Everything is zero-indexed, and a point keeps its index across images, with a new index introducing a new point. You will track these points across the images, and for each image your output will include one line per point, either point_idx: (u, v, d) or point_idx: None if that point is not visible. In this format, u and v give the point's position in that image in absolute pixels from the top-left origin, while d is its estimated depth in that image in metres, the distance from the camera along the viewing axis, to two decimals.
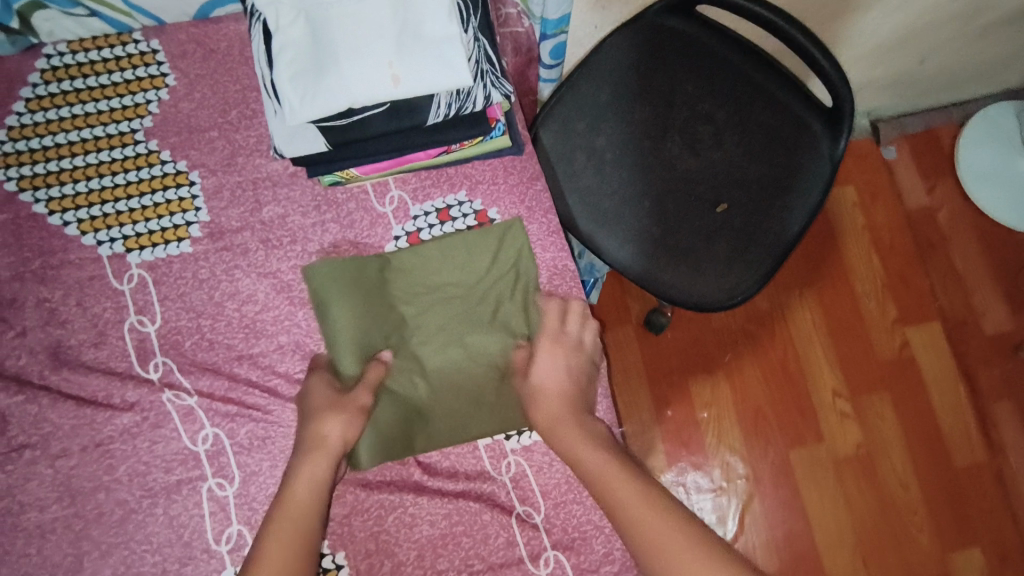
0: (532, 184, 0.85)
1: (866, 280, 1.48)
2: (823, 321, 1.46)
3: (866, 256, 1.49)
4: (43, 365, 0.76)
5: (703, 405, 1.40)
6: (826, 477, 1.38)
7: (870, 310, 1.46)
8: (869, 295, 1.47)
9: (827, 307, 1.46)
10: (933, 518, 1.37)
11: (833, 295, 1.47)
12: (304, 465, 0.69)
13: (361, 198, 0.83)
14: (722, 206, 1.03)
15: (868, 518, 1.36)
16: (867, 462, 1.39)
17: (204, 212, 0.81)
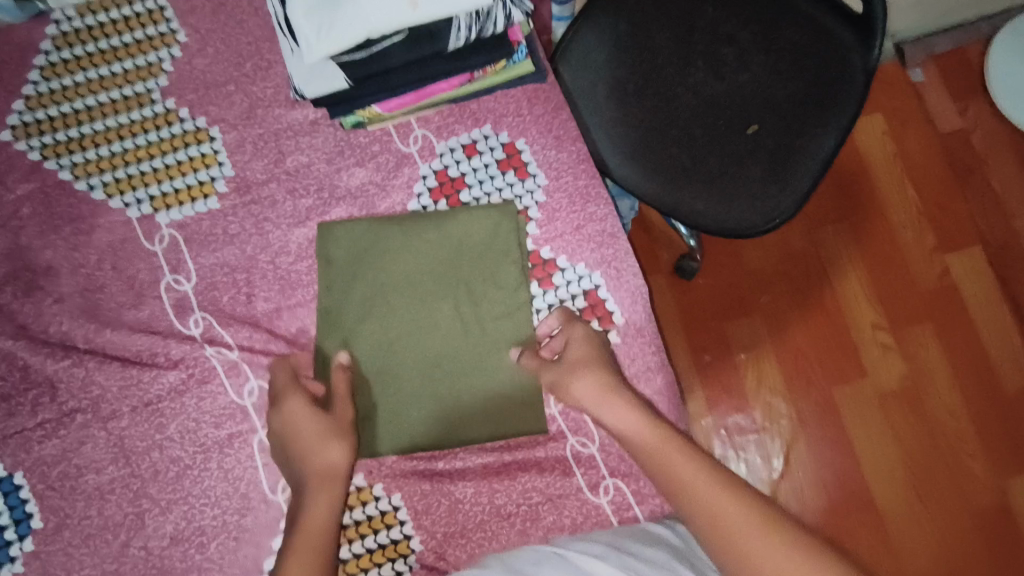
0: (558, 112, 0.83)
1: (900, 208, 1.37)
2: (858, 252, 1.35)
3: (898, 184, 1.38)
4: (85, 330, 0.76)
5: (741, 346, 1.30)
6: (872, 414, 1.27)
7: (907, 240, 1.35)
8: (904, 225, 1.36)
9: (861, 236, 1.36)
10: (987, 448, 1.25)
11: (866, 225, 1.36)
12: (320, 499, 0.63)
13: (385, 140, 0.81)
14: (753, 127, 0.98)
15: (918, 453, 1.25)
16: (912, 396, 1.28)
17: (228, 166, 0.80)
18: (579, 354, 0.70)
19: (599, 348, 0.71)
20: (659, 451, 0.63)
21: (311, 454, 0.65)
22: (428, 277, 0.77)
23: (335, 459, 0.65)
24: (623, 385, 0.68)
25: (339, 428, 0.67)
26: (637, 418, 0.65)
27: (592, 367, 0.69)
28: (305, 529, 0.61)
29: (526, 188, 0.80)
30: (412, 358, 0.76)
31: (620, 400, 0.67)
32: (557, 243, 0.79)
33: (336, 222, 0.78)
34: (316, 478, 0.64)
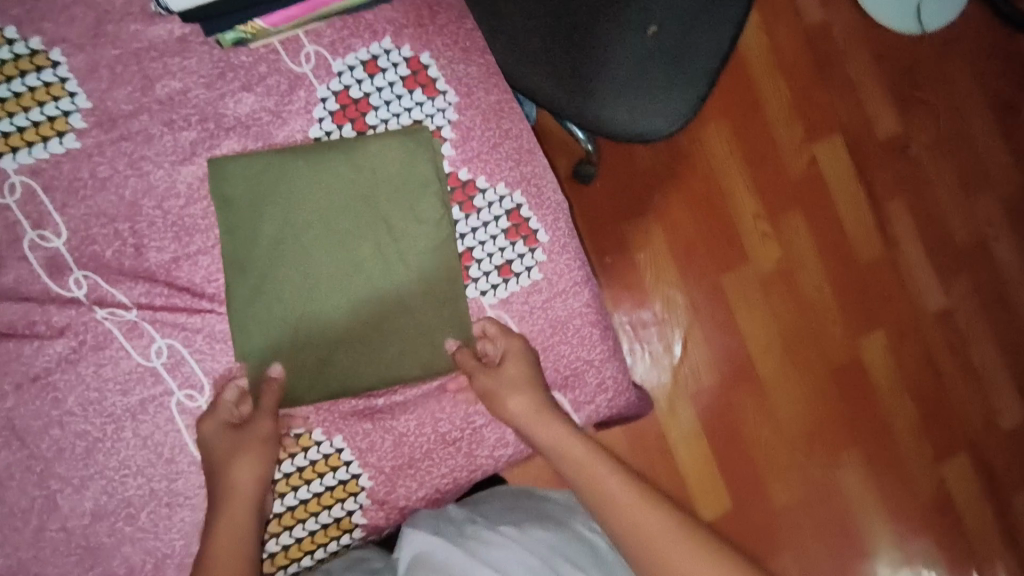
0: (461, 22, 0.78)
1: (774, 103, 1.39)
2: (737, 147, 1.38)
3: (772, 79, 1.40)
4: None
5: (638, 246, 1.34)
6: (753, 295, 1.37)
7: (780, 131, 1.39)
8: (779, 118, 1.39)
9: (739, 131, 1.38)
10: (846, 315, 1.39)
11: (744, 119, 1.38)
12: (225, 525, 0.64)
13: (272, 59, 0.72)
14: None
15: (790, 321, 1.37)
16: (785, 275, 1.38)
17: (83, 97, 0.68)
18: (512, 373, 0.71)
19: (528, 367, 0.72)
20: (590, 470, 0.67)
21: (222, 474, 0.66)
22: (343, 213, 0.73)
23: (246, 479, 0.66)
24: (552, 405, 0.71)
25: (244, 444, 0.66)
26: (570, 438, 0.69)
27: (523, 377, 0.71)
28: (215, 554, 0.62)
29: (436, 106, 0.76)
30: (330, 297, 0.72)
31: (554, 421, 0.70)
32: (475, 163, 0.76)
33: (227, 158, 0.70)
34: (231, 498, 0.65)
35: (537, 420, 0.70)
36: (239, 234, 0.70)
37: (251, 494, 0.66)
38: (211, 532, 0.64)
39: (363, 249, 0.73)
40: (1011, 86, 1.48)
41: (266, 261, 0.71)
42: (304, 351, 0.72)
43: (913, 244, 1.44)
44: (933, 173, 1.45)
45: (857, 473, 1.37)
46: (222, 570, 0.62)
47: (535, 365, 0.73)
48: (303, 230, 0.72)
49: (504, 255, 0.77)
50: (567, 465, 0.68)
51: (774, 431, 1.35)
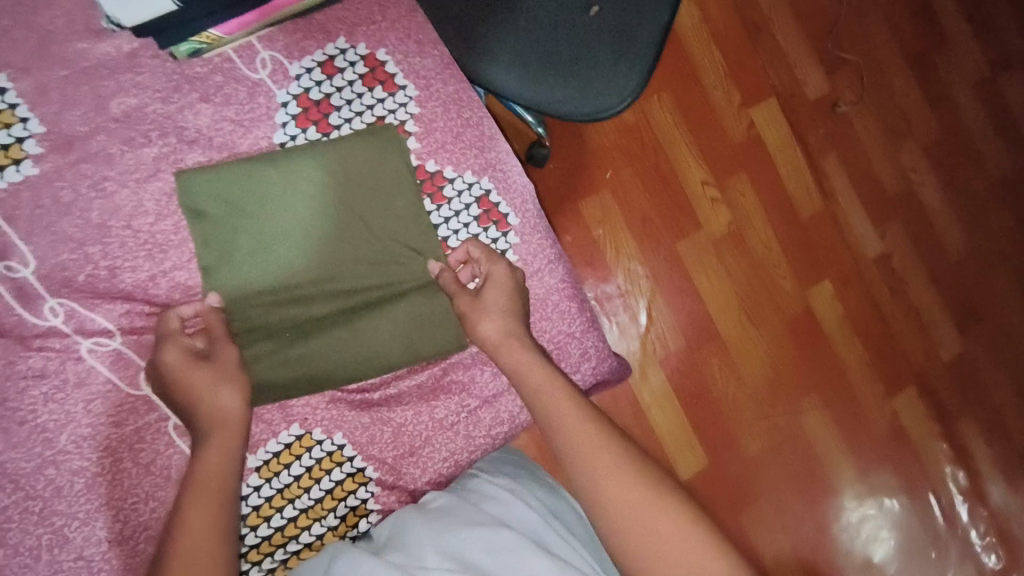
0: (413, 15, 0.78)
1: (711, 72, 1.44)
2: (680, 117, 1.42)
3: (707, 50, 1.44)
4: None
5: (596, 222, 1.37)
6: (709, 259, 1.42)
7: (718, 100, 1.44)
8: (716, 87, 1.44)
9: (681, 103, 1.43)
10: (795, 269, 1.47)
11: (684, 91, 1.43)
12: (209, 442, 0.62)
13: (227, 68, 0.72)
14: (595, 9, 0.95)
15: (745, 281, 1.44)
16: (737, 236, 1.44)
17: (35, 122, 0.67)
18: (491, 299, 0.72)
19: (506, 295, 0.73)
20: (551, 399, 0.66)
21: (199, 395, 0.63)
22: (321, 217, 0.73)
23: (228, 399, 0.64)
24: (526, 333, 0.71)
25: (224, 369, 0.66)
26: (538, 366, 0.68)
27: (499, 300, 0.72)
28: (204, 473, 0.60)
29: (398, 101, 0.77)
30: (316, 298, 0.73)
31: (523, 346, 0.70)
32: (440, 154, 0.78)
33: (193, 173, 0.70)
34: (211, 417, 0.63)
35: (508, 345, 0.69)
36: (219, 246, 0.71)
37: (234, 416, 0.64)
38: (194, 449, 0.61)
39: (341, 244, 0.74)
40: (923, 38, 1.58)
41: (246, 270, 0.71)
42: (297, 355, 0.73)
43: (849, 195, 1.53)
44: (861, 127, 1.54)
45: (819, 415, 1.45)
46: (208, 484, 0.60)
47: (515, 289, 0.73)
48: (282, 234, 0.72)
49: (478, 241, 0.79)
50: (531, 398, 0.67)
51: (739, 386, 1.41)
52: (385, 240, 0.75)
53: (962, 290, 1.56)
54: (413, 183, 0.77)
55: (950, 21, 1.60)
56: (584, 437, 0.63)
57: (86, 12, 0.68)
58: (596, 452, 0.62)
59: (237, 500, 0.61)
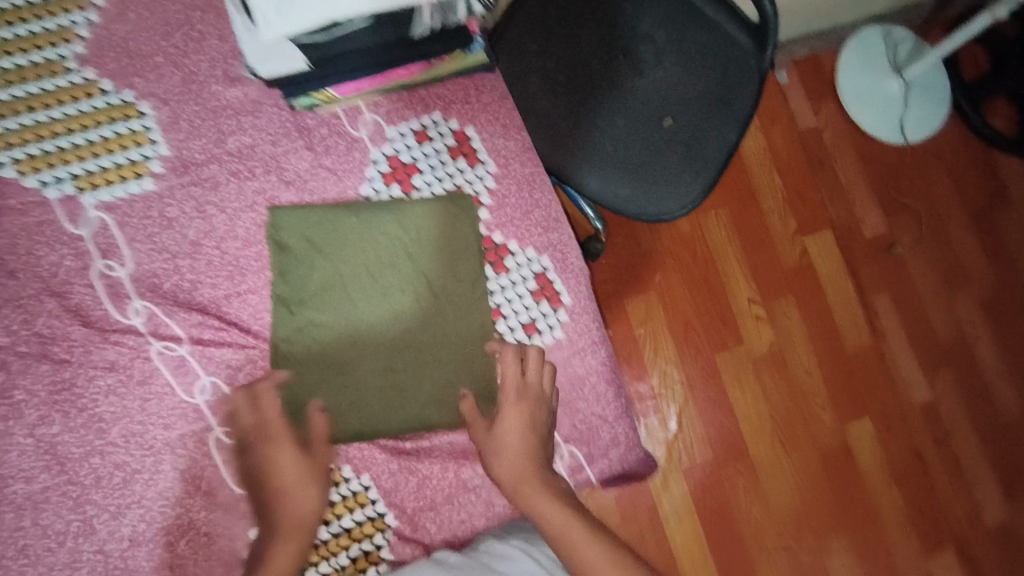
0: (503, 102, 0.87)
1: (769, 196, 1.50)
2: (734, 233, 1.47)
3: (767, 174, 1.51)
4: (5, 324, 0.69)
5: (638, 321, 1.40)
6: (748, 376, 1.42)
7: (774, 223, 1.49)
8: (773, 210, 1.49)
9: (736, 220, 1.48)
10: (835, 400, 1.45)
11: (741, 210, 1.48)
12: (280, 547, 0.65)
13: (334, 123, 0.81)
14: (668, 120, 1.04)
15: (781, 404, 1.42)
16: (779, 358, 1.44)
17: (163, 145, 0.75)
18: (513, 427, 0.71)
19: (531, 420, 0.71)
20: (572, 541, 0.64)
21: (280, 497, 0.66)
22: (389, 267, 0.79)
23: (308, 505, 0.67)
24: (546, 469, 0.70)
25: (314, 471, 0.68)
26: (565, 515, 0.66)
27: (518, 430, 0.70)
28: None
29: (477, 174, 0.84)
30: (369, 345, 0.77)
31: (543, 485, 0.68)
32: (507, 227, 0.84)
33: (287, 210, 0.78)
34: (284, 522, 0.65)
35: (528, 486, 0.68)
36: (291, 279, 0.77)
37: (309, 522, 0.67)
38: (270, 554, 0.65)
39: (401, 296, 0.78)
40: (986, 197, 1.61)
41: (315, 305, 0.76)
42: (343, 395, 0.75)
43: (898, 335, 1.52)
44: (916, 271, 1.55)
45: (845, 561, 1.38)
46: None
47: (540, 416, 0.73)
48: (351, 279, 0.78)
49: (530, 312, 0.83)
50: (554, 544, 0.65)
51: (766, 513, 1.36)
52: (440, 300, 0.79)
53: (1013, 457, 1.50)
54: (478, 245, 0.82)
55: (1016, 184, 1.62)
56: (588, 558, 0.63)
57: (226, 60, 0.78)
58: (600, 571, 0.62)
59: None
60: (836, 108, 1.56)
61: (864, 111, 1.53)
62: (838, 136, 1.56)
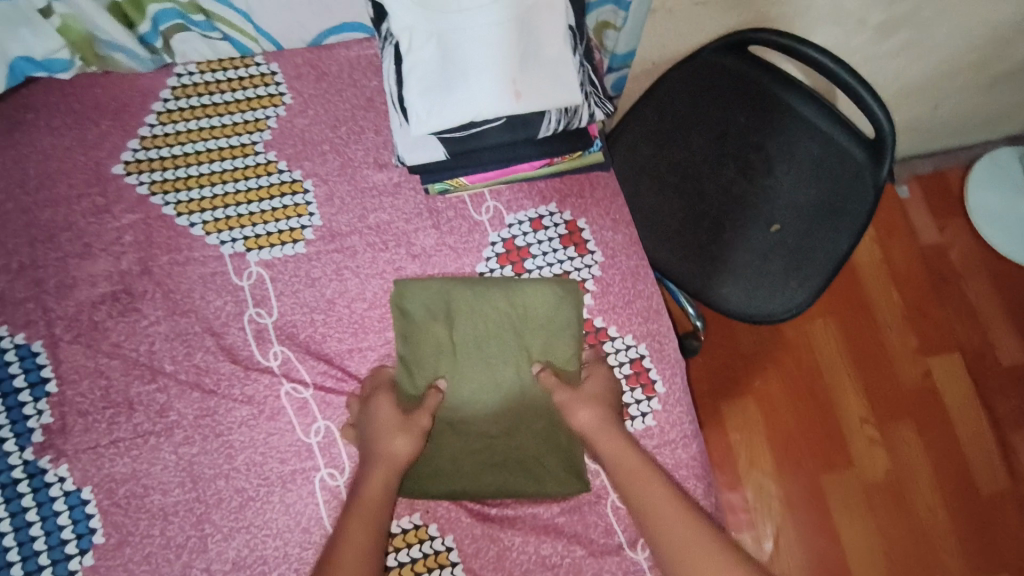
0: (614, 198, 0.93)
1: (887, 311, 1.44)
2: (846, 346, 1.41)
3: (885, 289, 1.46)
4: (172, 353, 0.82)
5: (735, 427, 1.36)
6: (857, 503, 1.32)
7: (892, 340, 1.42)
8: (891, 326, 1.43)
9: (850, 333, 1.42)
10: (962, 545, 1.30)
11: (855, 323, 1.43)
12: (375, 475, 0.74)
13: (461, 207, 0.91)
14: (775, 226, 1.09)
15: (896, 539, 1.30)
16: (897, 489, 1.32)
17: (318, 217, 0.88)
18: (593, 382, 0.82)
19: (610, 386, 0.82)
20: (643, 477, 0.73)
21: (381, 437, 0.76)
22: (493, 339, 0.85)
23: (401, 449, 0.76)
24: (618, 424, 0.78)
25: (410, 427, 0.78)
26: (627, 450, 0.76)
27: (598, 390, 0.81)
28: (365, 496, 0.72)
29: (584, 262, 0.90)
30: (469, 411, 0.83)
31: (616, 434, 0.77)
32: (609, 314, 0.88)
33: (410, 284, 0.84)
34: (381, 457, 0.75)
35: (601, 436, 0.77)
36: (406, 344, 0.83)
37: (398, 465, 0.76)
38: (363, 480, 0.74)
39: (502, 371, 0.84)
40: None
41: (431, 371, 0.84)
42: (444, 454, 0.81)
43: None
44: None
45: None
46: (368, 508, 0.72)
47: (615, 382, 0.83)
48: (461, 350, 0.84)
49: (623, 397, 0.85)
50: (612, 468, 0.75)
51: None
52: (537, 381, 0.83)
53: None
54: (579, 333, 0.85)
55: None
56: (657, 498, 0.71)
57: (378, 149, 0.92)
58: (665, 505, 0.70)
59: (383, 540, 0.71)
60: (965, 227, 1.50)
61: (997, 231, 1.47)
62: (967, 256, 1.49)
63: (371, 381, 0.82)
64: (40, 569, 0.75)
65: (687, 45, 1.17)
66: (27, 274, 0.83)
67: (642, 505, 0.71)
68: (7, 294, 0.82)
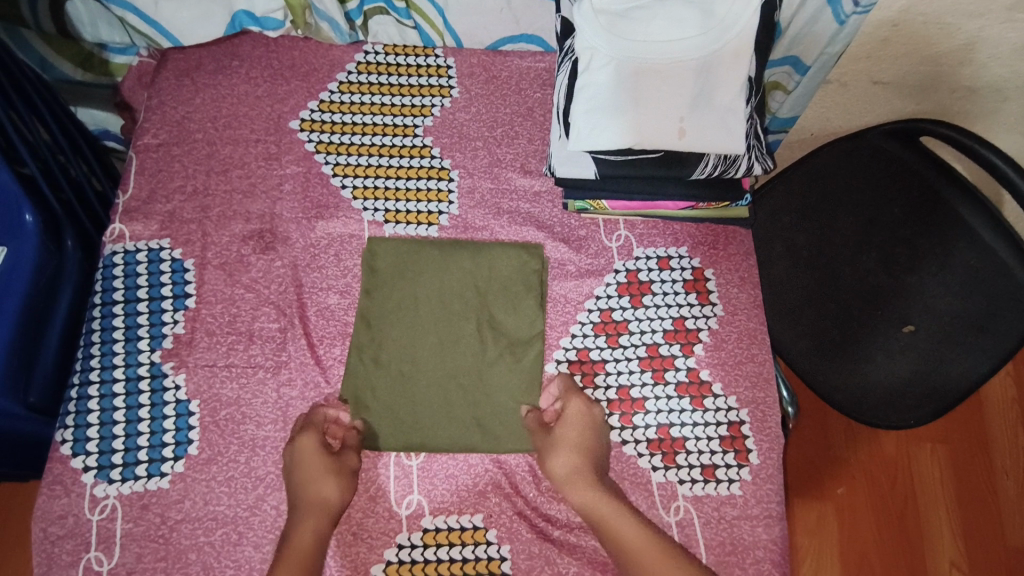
0: (746, 256, 0.92)
1: (1008, 454, 1.30)
2: (951, 481, 1.29)
3: (1011, 430, 1.32)
4: (297, 299, 0.88)
5: (807, 530, 1.27)
6: None
7: (1008, 488, 1.27)
8: (1009, 472, 1.28)
9: (958, 467, 1.30)
10: None
11: (967, 458, 1.30)
12: (305, 527, 0.74)
13: (593, 229, 0.91)
14: (908, 327, 0.99)
15: None
16: None
17: (456, 205, 0.92)
18: (569, 432, 0.79)
19: (586, 437, 0.79)
20: (619, 527, 0.73)
21: (311, 483, 0.76)
22: (456, 297, 0.87)
23: (329, 492, 0.76)
24: (597, 469, 0.78)
25: (339, 470, 0.78)
26: (604, 501, 0.75)
27: (569, 433, 0.79)
28: (293, 546, 0.72)
29: (703, 311, 0.88)
30: (432, 370, 0.84)
31: (592, 483, 0.77)
32: (717, 369, 0.85)
33: (382, 242, 0.89)
34: (308, 505, 0.75)
35: (576, 482, 0.77)
36: (387, 302, 0.87)
37: (327, 509, 0.76)
38: (289, 533, 0.74)
39: (459, 328, 0.86)
40: None
41: (420, 329, 0.86)
42: (394, 396, 0.83)
43: None
44: None
45: None
46: (294, 559, 0.71)
47: (597, 442, 0.80)
48: (424, 308, 0.86)
49: (712, 457, 0.82)
50: (598, 527, 0.75)
51: None
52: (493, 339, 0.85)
53: None
54: (541, 293, 0.88)
55: None
56: (633, 542, 0.72)
57: (527, 157, 0.95)
58: (643, 550, 0.72)
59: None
60: None
61: None
62: None
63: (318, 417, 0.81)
64: (137, 463, 0.80)
65: (856, 123, 1.13)
66: (196, 198, 0.92)
67: (624, 556, 0.72)
68: (176, 212, 0.91)
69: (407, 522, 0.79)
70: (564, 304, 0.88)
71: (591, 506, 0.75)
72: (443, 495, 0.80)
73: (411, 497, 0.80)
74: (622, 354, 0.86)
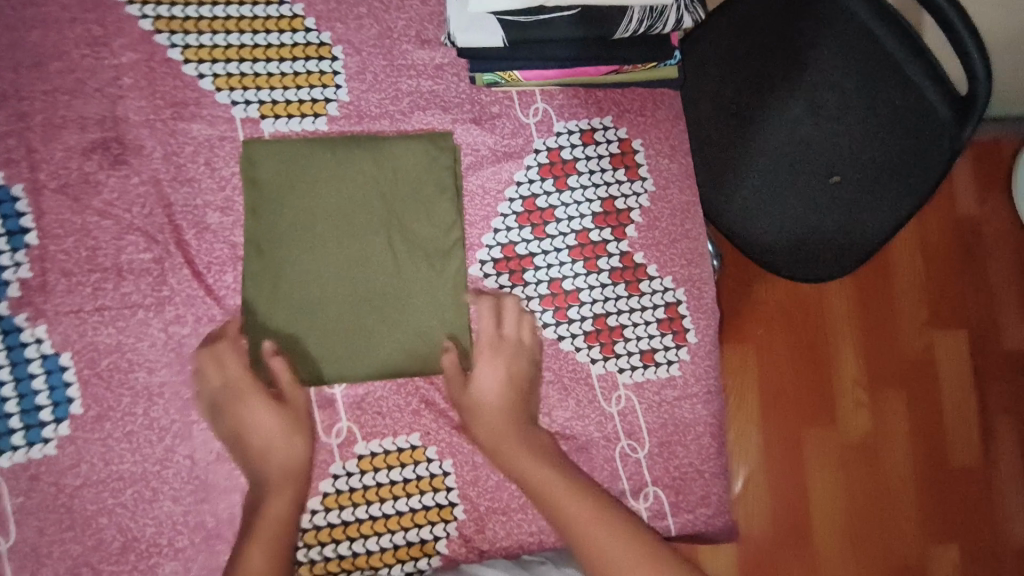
0: (676, 122, 0.83)
1: (907, 280, 1.37)
2: (857, 310, 1.36)
3: (910, 255, 1.38)
4: (168, 221, 0.73)
5: (730, 373, 1.33)
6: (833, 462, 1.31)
7: (904, 309, 1.37)
8: (907, 295, 1.37)
9: (863, 296, 1.37)
10: (924, 515, 1.31)
11: (872, 287, 1.37)
12: (275, 487, 0.68)
13: (507, 104, 0.79)
14: (835, 177, 0.99)
15: (861, 501, 1.31)
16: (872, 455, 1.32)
17: (345, 90, 0.77)
18: (488, 388, 0.73)
19: (511, 390, 0.74)
20: (548, 485, 0.66)
21: (274, 442, 0.69)
22: (358, 205, 0.75)
23: (295, 448, 0.70)
24: (524, 427, 0.72)
25: (295, 419, 0.71)
26: (534, 461, 0.68)
27: (493, 382, 0.73)
28: (267, 512, 0.66)
29: (634, 188, 0.81)
30: (343, 291, 0.74)
31: (518, 443, 0.70)
32: (652, 251, 0.80)
33: (261, 144, 0.75)
34: (275, 466, 0.69)
35: (503, 446, 0.70)
36: (283, 216, 0.75)
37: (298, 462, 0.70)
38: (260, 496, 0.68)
39: (366, 241, 0.75)
40: None
41: (324, 245, 0.74)
42: (305, 325, 0.74)
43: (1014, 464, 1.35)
44: None
45: None
46: (276, 525, 0.66)
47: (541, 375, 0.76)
48: (325, 223, 0.75)
49: (650, 341, 0.79)
50: (534, 492, 0.67)
51: None
52: (405, 252, 0.76)
53: None
54: (458, 190, 0.78)
55: None
56: (565, 498, 0.65)
57: (423, 22, 0.79)
58: (574, 507, 0.64)
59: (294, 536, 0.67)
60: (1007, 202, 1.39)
61: None
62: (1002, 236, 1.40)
63: (233, 372, 0.71)
64: (11, 432, 0.70)
65: None
66: (6, 104, 0.72)
67: (555, 515, 0.64)
68: None
69: (339, 452, 0.74)
70: (483, 196, 0.78)
71: (520, 471, 0.68)
72: (375, 419, 0.75)
73: (340, 425, 0.75)
74: (551, 245, 0.78)
